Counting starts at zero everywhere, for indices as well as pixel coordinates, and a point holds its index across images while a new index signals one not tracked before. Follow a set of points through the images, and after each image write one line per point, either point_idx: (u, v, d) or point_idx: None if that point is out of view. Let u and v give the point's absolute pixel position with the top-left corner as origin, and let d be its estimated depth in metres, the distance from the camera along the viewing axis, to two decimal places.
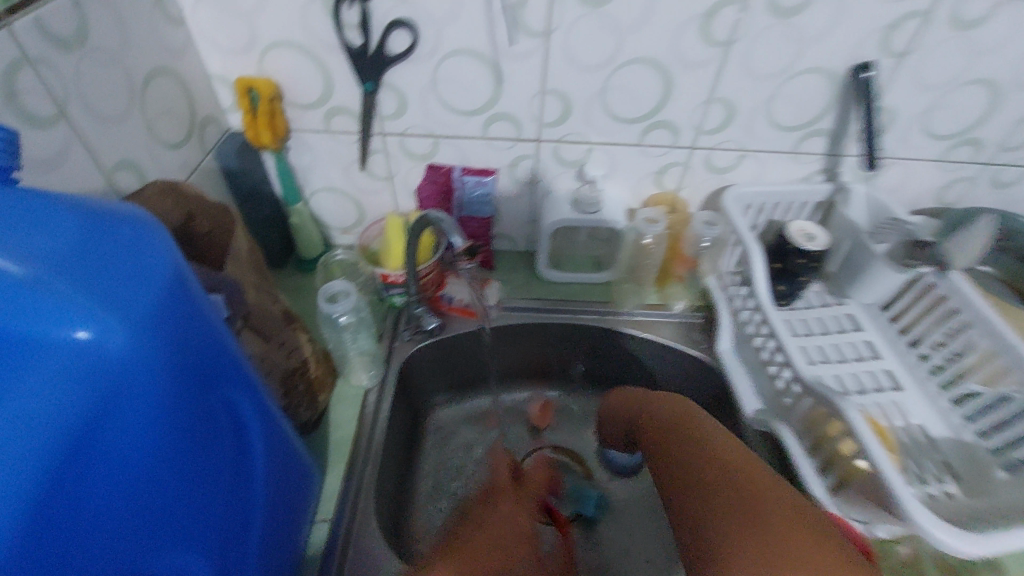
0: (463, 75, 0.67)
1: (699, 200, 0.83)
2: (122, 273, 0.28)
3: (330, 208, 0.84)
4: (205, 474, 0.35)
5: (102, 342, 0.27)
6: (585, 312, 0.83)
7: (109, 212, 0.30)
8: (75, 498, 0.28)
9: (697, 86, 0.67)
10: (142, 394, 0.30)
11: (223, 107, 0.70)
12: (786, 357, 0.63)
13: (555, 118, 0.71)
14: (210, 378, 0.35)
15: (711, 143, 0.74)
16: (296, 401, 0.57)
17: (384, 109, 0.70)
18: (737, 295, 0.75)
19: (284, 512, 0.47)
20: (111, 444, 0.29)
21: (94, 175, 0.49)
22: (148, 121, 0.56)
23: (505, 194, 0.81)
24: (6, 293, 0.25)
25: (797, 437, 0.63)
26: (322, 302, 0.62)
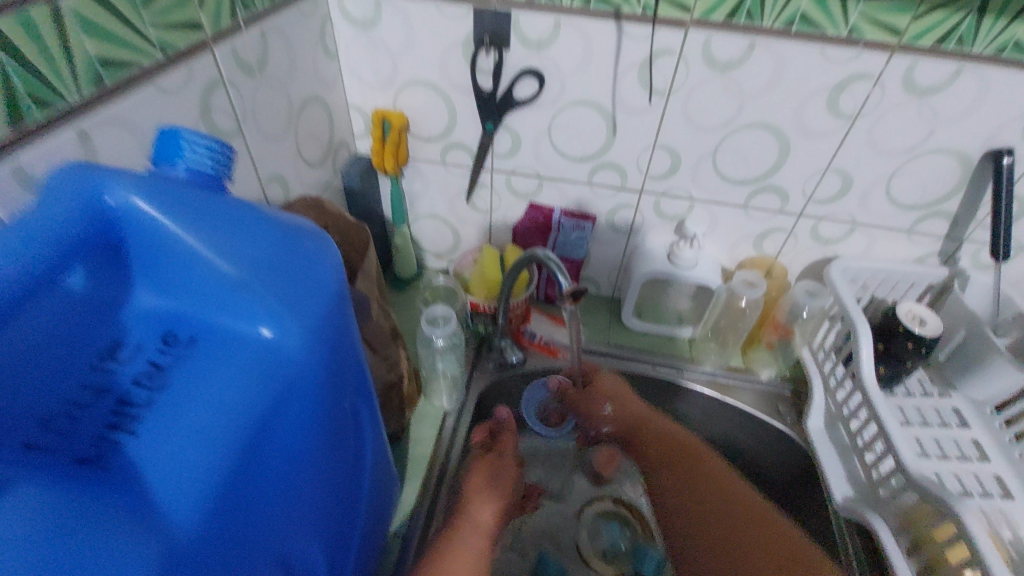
0: (581, 124, 0.70)
1: (798, 267, 0.81)
2: (304, 281, 0.30)
3: (429, 234, 0.88)
4: (336, 477, 0.36)
5: (281, 342, 0.29)
6: (664, 365, 0.81)
7: (295, 224, 0.32)
8: (250, 487, 0.29)
9: (816, 155, 0.67)
10: (306, 396, 0.31)
11: (355, 133, 0.76)
12: (888, 445, 0.59)
13: (663, 172, 0.72)
14: (350, 386, 0.36)
15: (820, 212, 0.73)
16: (390, 412, 0.60)
17: (498, 148, 0.74)
18: (832, 373, 0.71)
19: (379, 526, 0.48)
20: (278, 437, 0.31)
21: (252, 184, 0.55)
22: (298, 141, 0.62)
23: (598, 239, 0.83)
24: (216, 288, 0.29)
25: (894, 534, 0.58)
26: (423, 324, 0.64)
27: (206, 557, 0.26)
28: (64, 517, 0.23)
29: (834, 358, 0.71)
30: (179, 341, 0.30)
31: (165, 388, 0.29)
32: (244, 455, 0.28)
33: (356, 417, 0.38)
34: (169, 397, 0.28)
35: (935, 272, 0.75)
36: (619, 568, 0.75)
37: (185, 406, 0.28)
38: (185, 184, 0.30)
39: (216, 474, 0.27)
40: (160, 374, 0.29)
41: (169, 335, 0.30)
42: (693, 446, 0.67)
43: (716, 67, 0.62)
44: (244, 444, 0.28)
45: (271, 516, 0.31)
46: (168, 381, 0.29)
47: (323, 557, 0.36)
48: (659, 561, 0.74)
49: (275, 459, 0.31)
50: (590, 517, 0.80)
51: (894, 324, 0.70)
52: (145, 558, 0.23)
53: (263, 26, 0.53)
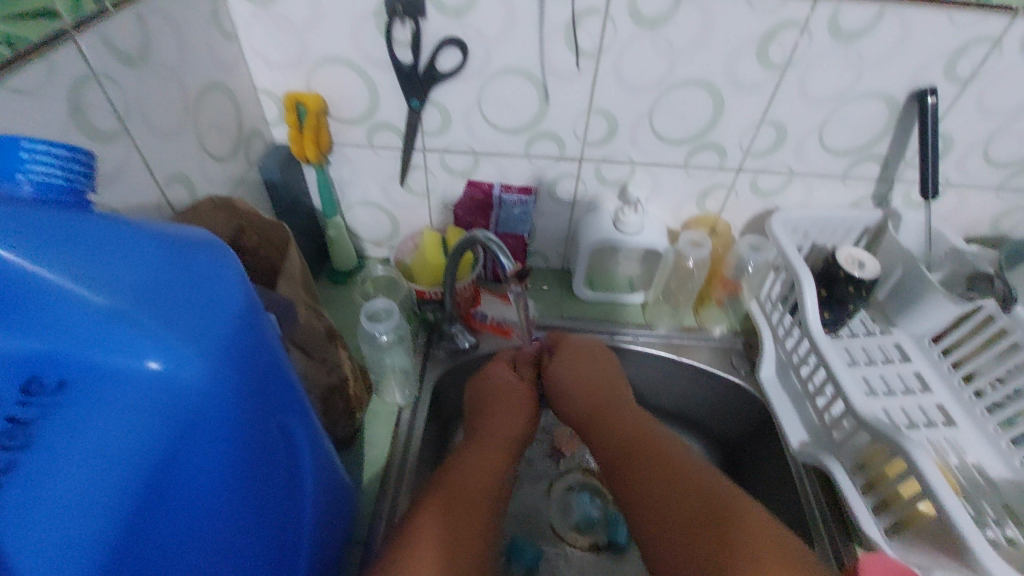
0: (511, 94, 0.66)
1: (742, 222, 0.81)
2: (200, 303, 0.27)
3: (365, 222, 0.83)
4: (269, 509, 0.33)
5: (175, 373, 0.26)
6: (621, 333, 0.80)
7: (185, 238, 0.29)
8: (154, 543, 0.26)
9: (751, 108, 0.66)
10: (216, 426, 0.28)
11: (269, 120, 0.70)
12: (837, 389, 0.61)
13: (601, 137, 0.70)
14: (273, 406, 0.32)
15: (759, 166, 0.73)
16: (337, 417, 0.57)
17: (428, 125, 0.70)
18: (780, 323, 0.73)
19: (333, 539, 0.46)
20: (187, 484, 0.28)
21: (149, 187, 0.49)
22: (199, 134, 0.56)
23: (543, 212, 0.80)
24: (84, 320, 0.25)
25: (849, 474, 0.60)
26: (364, 321, 0.61)
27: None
28: None
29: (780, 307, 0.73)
30: (47, 386, 0.25)
31: (32, 446, 0.24)
32: (140, 512, 0.25)
33: (287, 438, 0.35)
34: (36, 457, 0.24)
35: (870, 215, 0.76)
36: (593, 536, 0.75)
37: (59, 466, 0.24)
38: (35, 205, 0.25)
39: (102, 540, 0.24)
40: (21, 431, 0.24)
41: (33, 381, 0.25)
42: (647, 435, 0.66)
43: (644, 24, 0.59)
44: (137, 499, 0.25)
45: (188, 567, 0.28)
46: (35, 436, 0.24)
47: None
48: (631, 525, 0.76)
49: (187, 500, 0.28)
50: (560, 489, 0.80)
51: (835, 270, 0.72)
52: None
53: (137, 7, 0.47)
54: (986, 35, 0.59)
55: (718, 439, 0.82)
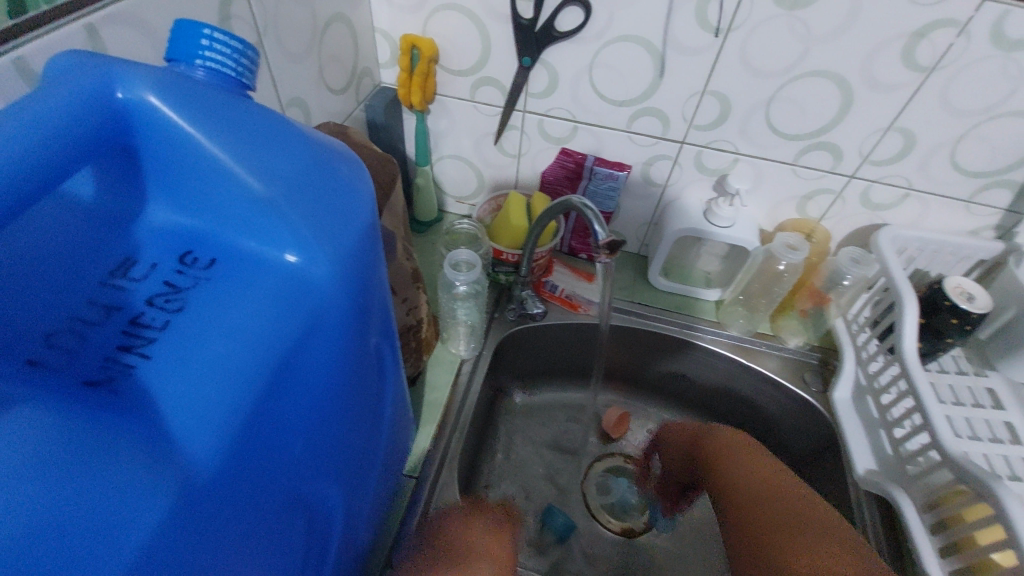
0: (625, 64, 0.64)
1: (841, 233, 0.76)
2: (336, 209, 0.28)
3: (452, 176, 0.84)
4: (356, 419, 0.35)
5: (309, 270, 0.27)
6: (693, 327, 0.78)
7: (328, 145, 0.29)
8: (272, 425, 0.28)
9: (880, 111, 0.62)
10: (334, 329, 0.29)
11: (380, 61, 0.72)
12: (925, 422, 0.57)
13: (709, 121, 0.67)
14: (376, 323, 0.34)
15: (874, 175, 0.68)
16: (407, 356, 0.58)
17: (533, 86, 0.69)
18: (866, 345, 0.69)
19: (395, 466, 0.48)
20: (301, 378, 0.29)
21: (273, 105, 0.51)
22: (321, 63, 0.58)
23: (631, 192, 0.78)
24: (242, 206, 0.27)
25: (917, 510, 0.57)
26: (446, 268, 0.62)
27: (223, 494, 0.25)
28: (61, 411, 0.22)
29: (868, 329, 0.70)
30: (198, 262, 0.28)
31: (183, 311, 0.26)
32: (266, 396, 0.27)
33: (379, 359, 0.37)
34: (187, 323, 0.26)
35: (989, 247, 0.70)
36: (627, 522, 0.75)
37: (206, 335, 0.26)
38: (208, 87, 0.27)
39: (237, 411, 0.25)
40: (175, 296, 0.27)
41: (189, 255, 0.28)
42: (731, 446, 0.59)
43: (784, 4, 0.55)
44: (266, 383, 0.27)
45: (292, 456, 0.30)
46: (187, 303, 0.27)
47: (339, 498, 0.36)
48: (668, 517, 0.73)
49: (302, 393, 0.29)
50: (599, 472, 0.80)
51: (939, 298, 0.67)
52: (156, 501, 0.22)
53: None
54: None
55: (774, 454, 0.79)
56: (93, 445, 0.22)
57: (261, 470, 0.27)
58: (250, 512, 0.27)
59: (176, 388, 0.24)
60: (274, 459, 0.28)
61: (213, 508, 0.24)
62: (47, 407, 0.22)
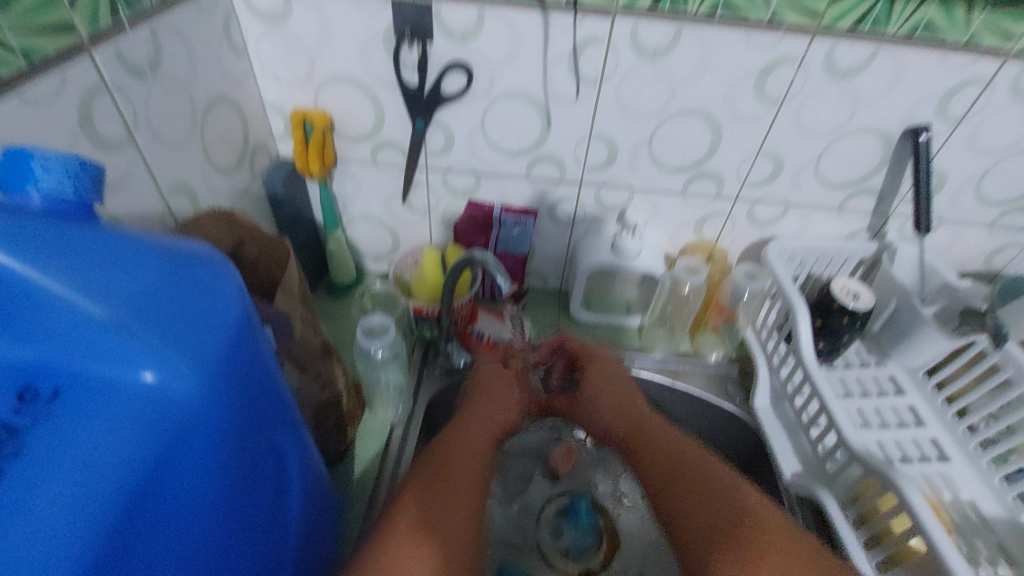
0: (513, 117, 0.67)
1: (739, 249, 0.81)
2: (193, 320, 0.27)
3: (366, 237, 0.84)
4: (253, 524, 0.33)
5: (166, 387, 0.26)
6: (618, 357, 0.80)
7: (183, 253, 0.29)
8: (136, 554, 0.26)
9: (748, 140, 0.68)
10: (203, 438, 0.28)
11: (274, 134, 0.72)
12: (831, 421, 0.61)
13: (600, 162, 0.71)
14: (263, 420, 0.32)
15: (756, 195, 0.74)
16: (328, 432, 0.56)
17: (431, 145, 0.71)
18: (775, 351, 0.73)
19: (320, 555, 0.45)
20: (169, 495, 0.27)
21: (154, 196, 0.50)
22: (206, 147, 0.57)
23: (542, 232, 0.81)
24: (84, 332, 0.25)
25: (841, 507, 0.60)
26: (359, 337, 0.62)
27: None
28: None
29: (774, 335, 0.74)
30: (39, 396, 0.26)
31: (21, 456, 0.24)
32: (123, 525, 0.25)
33: (276, 456, 0.35)
34: (25, 466, 0.24)
35: (864, 247, 0.77)
36: (584, 563, 0.75)
37: (48, 475, 0.24)
38: (38, 215, 0.26)
39: (84, 550, 0.24)
40: (11, 439, 0.25)
41: (27, 390, 0.26)
42: (684, 457, 0.63)
43: (645, 54, 0.60)
44: (120, 513, 0.25)
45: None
46: (25, 445, 0.25)
47: None
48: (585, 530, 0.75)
49: (173, 512, 0.28)
50: (552, 514, 0.78)
51: (830, 300, 0.72)
52: None
53: (151, 22, 0.48)
54: (979, 76, 0.60)
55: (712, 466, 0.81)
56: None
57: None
58: None
59: (14, 536, 0.23)
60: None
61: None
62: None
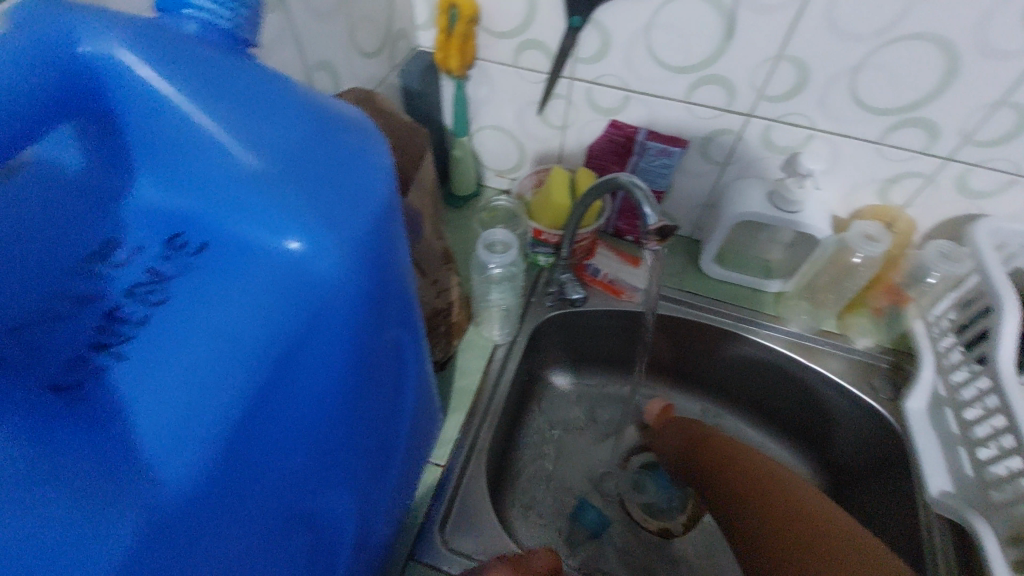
0: (687, 23, 0.57)
1: (929, 223, 0.67)
2: (344, 187, 0.23)
3: (492, 149, 0.79)
4: (372, 419, 0.31)
5: (311, 258, 0.23)
6: (744, 321, 0.71)
7: (337, 112, 0.25)
8: (271, 431, 0.24)
9: (993, 82, 0.52)
10: (341, 321, 0.25)
11: (418, 22, 0.67)
12: (1015, 445, 0.50)
13: (781, 91, 0.59)
14: (393, 314, 0.30)
15: (977, 157, 0.59)
16: (436, 340, 0.55)
17: (582, 50, 0.63)
18: (949, 352, 0.61)
19: (418, 459, 0.44)
20: (302, 376, 0.25)
21: (299, 69, 0.48)
22: (352, 23, 0.54)
23: (686, 169, 0.71)
24: (237, 186, 0.23)
25: (1002, 545, 0.50)
26: (480, 250, 0.58)
27: (199, 514, 0.21)
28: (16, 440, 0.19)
29: (952, 333, 0.61)
30: (187, 247, 0.24)
31: (165, 304, 0.23)
32: (259, 399, 0.23)
33: (398, 354, 0.33)
34: (169, 318, 0.23)
35: None
36: (665, 522, 0.71)
37: (192, 331, 0.23)
38: (193, 41, 0.23)
39: (220, 416, 0.22)
40: (158, 286, 0.23)
41: (176, 237, 0.24)
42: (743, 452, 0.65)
43: None
44: (257, 385, 0.23)
45: (296, 466, 0.26)
46: (171, 294, 0.23)
47: (351, 505, 0.32)
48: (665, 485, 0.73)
49: (305, 395, 0.26)
50: (636, 466, 0.75)
51: None
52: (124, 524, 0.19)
53: None
54: None
55: (827, 460, 0.72)
56: (53, 443, 0.19)
57: (249, 478, 0.24)
58: (229, 524, 0.23)
59: (156, 386, 0.21)
60: (272, 469, 0.25)
61: (193, 531, 0.21)
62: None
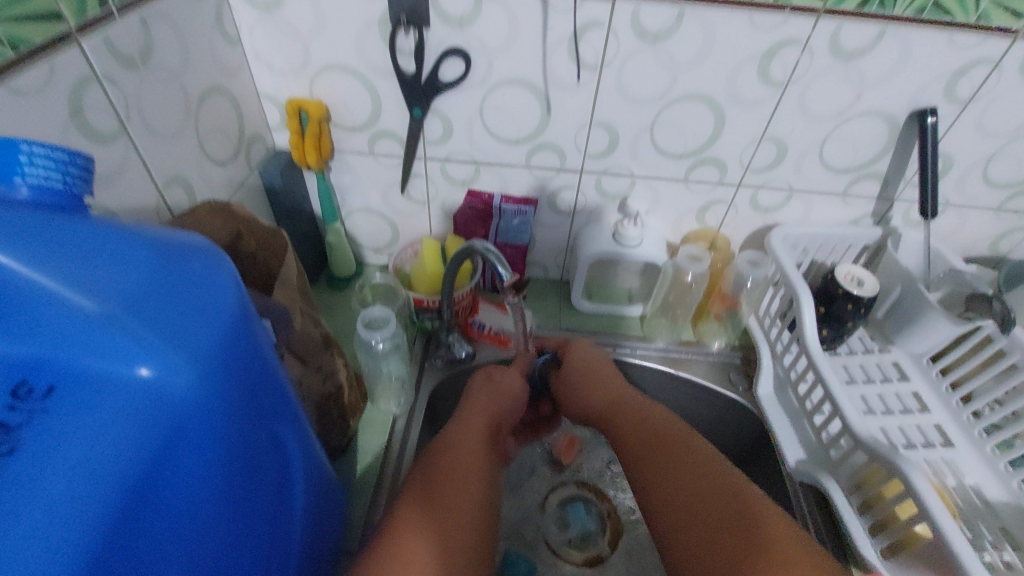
0: (512, 105, 0.66)
1: (742, 237, 0.81)
2: (190, 311, 0.27)
3: (364, 229, 0.83)
4: (258, 516, 0.33)
5: (164, 382, 0.26)
6: (620, 346, 0.80)
7: (178, 245, 0.28)
8: (133, 556, 0.26)
9: (751, 124, 0.67)
10: (204, 431, 0.27)
11: (270, 125, 0.71)
12: (834, 408, 0.61)
13: (601, 149, 0.70)
14: (264, 413, 0.32)
15: (759, 181, 0.73)
16: (331, 425, 0.56)
17: (429, 134, 0.70)
18: (779, 339, 0.73)
19: (324, 546, 0.45)
20: (168, 491, 0.27)
21: (147, 189, 0.49)
22: (200, 138, 0.57)
23: (542, 222, 0.80)
24: (79, 328, 0.24)
25: (846, 493, 0.60)
26: (360, 328, 0.61)
27: None
28: None
29: (778, 324, 0.73)
30: (34, 393, 0.25)
31: (17, 454, 0.24)
32: (118, 530, 0.25)
33: (279, 447, 0.35)
34: (21, 466, 0.24)
35: (868, 233, 0.76)
36: (590, 550, 0.75)
37: (47, 475, 0.24)
38: (28, 208, 0.26)
39: (77, 558, 0.23)
40: (6, 438, 0.24)
41: (21, 386, 0.25)
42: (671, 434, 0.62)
43: (646, 38, 0.59)
44: (116, 518, 0.25)
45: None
46: (19, 444, 0.24)
47: None
48: (586, 503, 0.79)
49: (176, 508, 0.27)
50: (555, 505, 0.79)
51: (834, 287, 0.71)
52: None
53: (141, 11, 0.47)
54: (986, 57, 0.59)
55: None
56: None
57: None
58: None
59: (20, 526, 0.23)
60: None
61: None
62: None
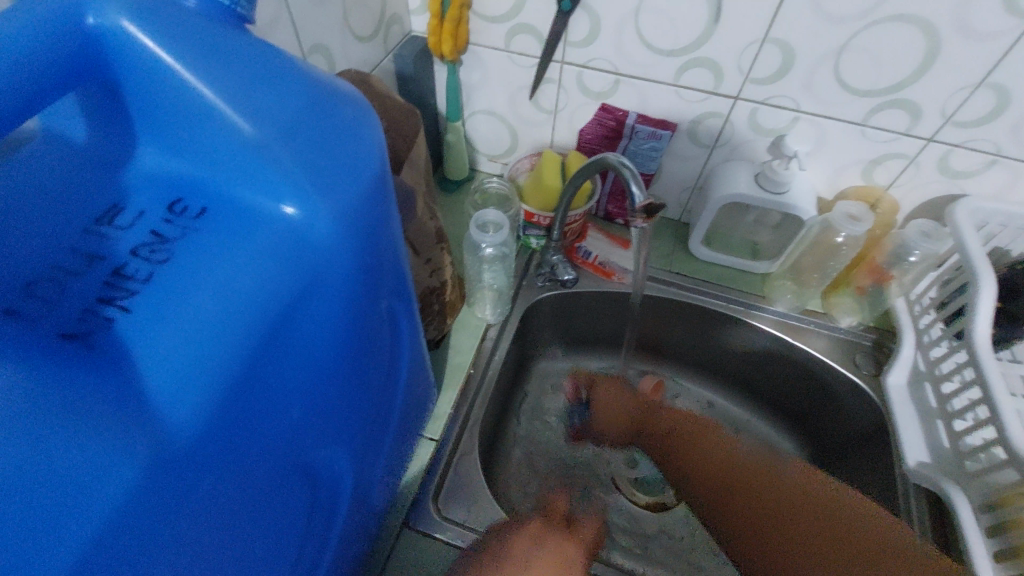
0: (675, 7, 0.58)
1: (911, 204, 0.69)
2: (339, 157, 0.25)
3: (484, 133, 0.80)
4: (367, 382, 0.33)
5: (309, 222, 0.25)
6: (735, 300, 0.73)
7: (333, 88, 0.27)
8: (262, 390, 0.26)
9: (971, 63, 0.54)
10: (335, 284, 0.27)
11: (410, 8, 0.68)
12: (989, 416, 0.51)
13: (767, 74, 0.60)
14: (386, 283, 0.31)
15: (957, 139, 0.60)
16: (430, 318, 0.56)
17: (573, 33, 0.64)
18: (928, 329, 0.63)
19: (412, 428, 0.46)
20: (296, 335, 0.27)
21: (293, 51, 0.49)
22: (346, 8, 0.55)
23: (675, 152, 0.72)
24: (236, 152, 0.25)
25: (974, 510, 0.52)
26: (472, 229, 0.59)
27: (192, 467, 0.23)
28: (35, 374, 0.20)
29: (932, 311, 0.63)
30: (188, 211, 0.26)
31: (167, 263, 0.25)
32: (252, 364, 0.25)
33: (392, 323, 0.34)
34: (172, 276, 0.24)
35: None
36: (657, 496, 0.71)
37: (193, 289, 0.24)
38: (195, 17, 0.25)
39: (216, 376, 0.23)
40: (161, 245, 0.25)
41: (177, 203, 0.26)
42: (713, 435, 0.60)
43: None
44: (252, 347, 0.25)
45: (294, 422, 0.28)
46: (172, 254, 0.25)
47: (348, 463, 0.34)
48: None
49: (300, 352, 0.28)
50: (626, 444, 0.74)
51: None
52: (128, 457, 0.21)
53: None
54: None
55: (807, 435, 0.75)
56: (70, 378, 0.21)
57: (251, 420, 0.26)
58: (225, 463, 0.25)
59: (169, 334, 0.23)
60: (268, 427, 0.27)
61: (197, 481, 0.23)
62: (12, 366, 0.20)
